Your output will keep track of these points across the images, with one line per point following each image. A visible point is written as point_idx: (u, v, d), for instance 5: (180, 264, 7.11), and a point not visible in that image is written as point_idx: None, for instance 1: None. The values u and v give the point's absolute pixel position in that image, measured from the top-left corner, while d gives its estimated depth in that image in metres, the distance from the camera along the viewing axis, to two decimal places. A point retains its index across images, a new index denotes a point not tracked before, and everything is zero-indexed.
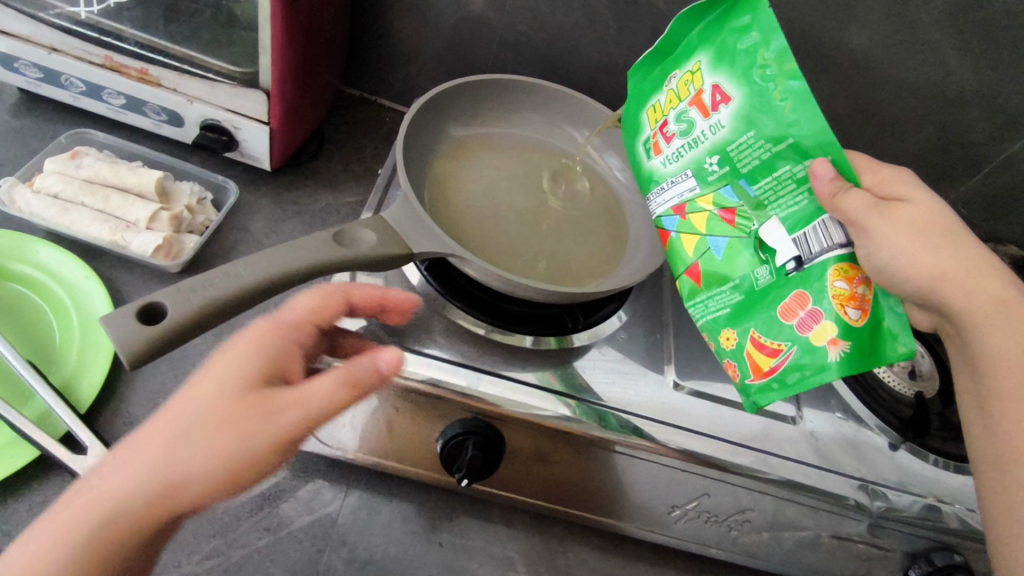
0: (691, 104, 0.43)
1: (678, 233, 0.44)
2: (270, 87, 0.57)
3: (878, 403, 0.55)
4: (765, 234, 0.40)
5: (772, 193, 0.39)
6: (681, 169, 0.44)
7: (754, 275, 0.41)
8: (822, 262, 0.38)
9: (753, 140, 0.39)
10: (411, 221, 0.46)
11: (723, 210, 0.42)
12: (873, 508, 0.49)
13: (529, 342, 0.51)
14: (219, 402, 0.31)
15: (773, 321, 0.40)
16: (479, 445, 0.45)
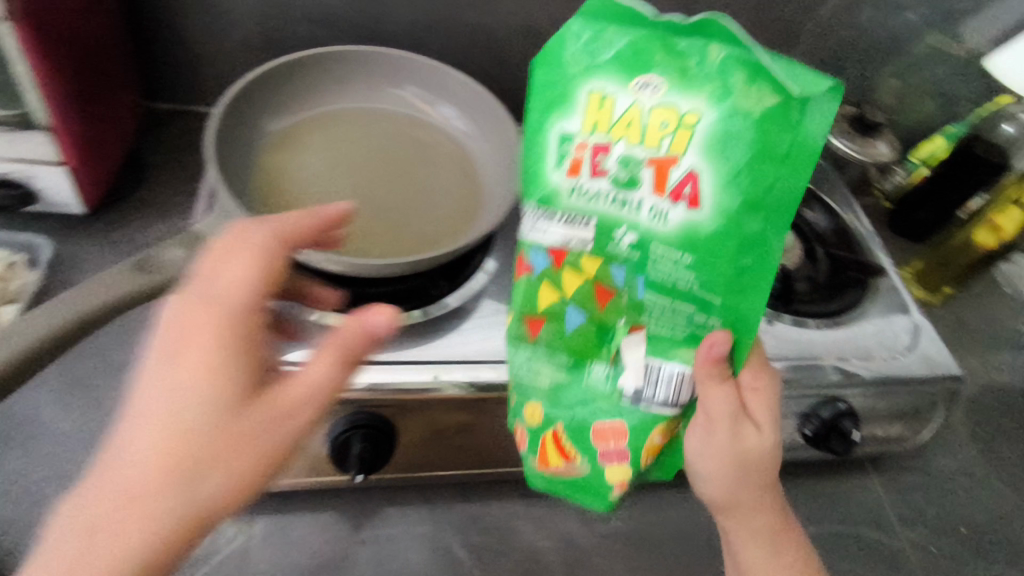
0: (651, 160, 0.39)
1: (543, 277, 0.43)
2: (50, 122, 0.51)
3: None
4: (624, 347, 0.42)
5: (658, 311, 0.41)
6: (587, 211, 0.41)
7: (588, 370, 0.43)
8: (651, 407, 0.42)
9: (681, 263, 0.40)
10: (229, 227, 0.43)
11: (602, 288, 0.42)
12: None
13: (415, 315, 0.49)
14: (212, 381, 0.32)
15: (582, 429, 0.43)
16: (365, 438, 0.46)
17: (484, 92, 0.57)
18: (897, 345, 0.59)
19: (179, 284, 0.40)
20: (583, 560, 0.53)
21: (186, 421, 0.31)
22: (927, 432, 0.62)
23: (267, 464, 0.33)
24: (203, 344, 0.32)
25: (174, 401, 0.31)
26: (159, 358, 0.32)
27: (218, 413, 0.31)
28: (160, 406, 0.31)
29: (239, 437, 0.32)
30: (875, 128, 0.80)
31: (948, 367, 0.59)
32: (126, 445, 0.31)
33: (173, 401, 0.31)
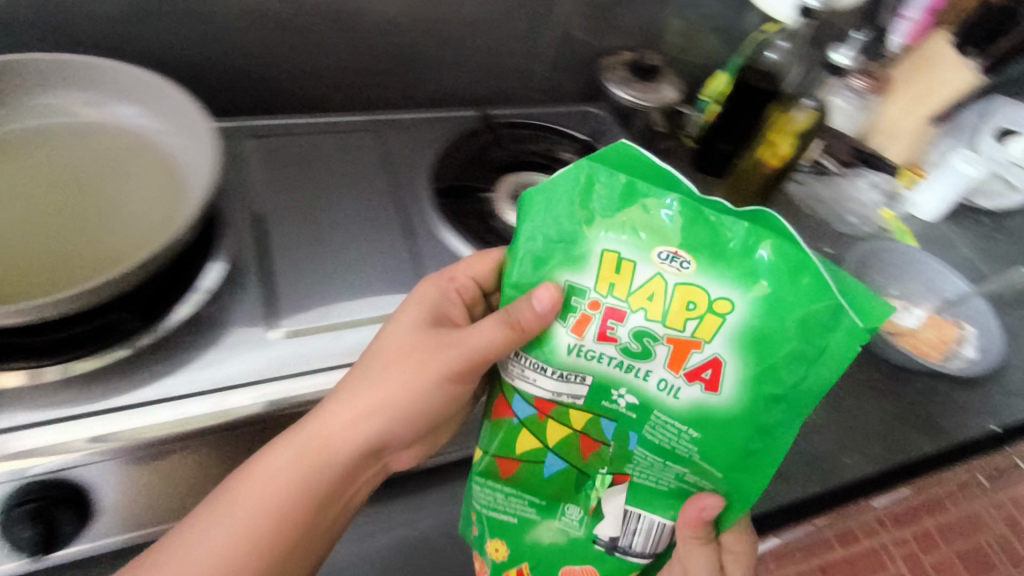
0: (670, 339, 0.39)
1: (523, 423, 0.44)
2: None
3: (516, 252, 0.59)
4: (606, 497, 0.44)
5: (642, 462, 0.43)
6: (580, 369, 0.41)
7: (563, 511, 0.45)
8: (626, 555, 0.44)
9: (693, 442, 0.41)
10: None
11: (585, 437, 0.43)
12: None
13: (84, 368, 0.42)
14: (422, 378, 0.44)
15: (551, 565, 0.46)
16: (43, 505, 0.41)
17: (154, 81, 0.53)
18: None
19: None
20: None
21: (328, 449, 0.44)
22: None
23: (344, 493, 0.48)
24: (395, 388, 0.44)
25: (286, 469, 0.43)
26: (309, 417, 0.44)
27: (419, 397, 0.45)
28: (310, 441, 0.44)
29: (362, 464, 0.47)
30: (652, 69, 0.80)
31: None
32: (246, 495, 0.43)
33: (398, 395, 0.45)
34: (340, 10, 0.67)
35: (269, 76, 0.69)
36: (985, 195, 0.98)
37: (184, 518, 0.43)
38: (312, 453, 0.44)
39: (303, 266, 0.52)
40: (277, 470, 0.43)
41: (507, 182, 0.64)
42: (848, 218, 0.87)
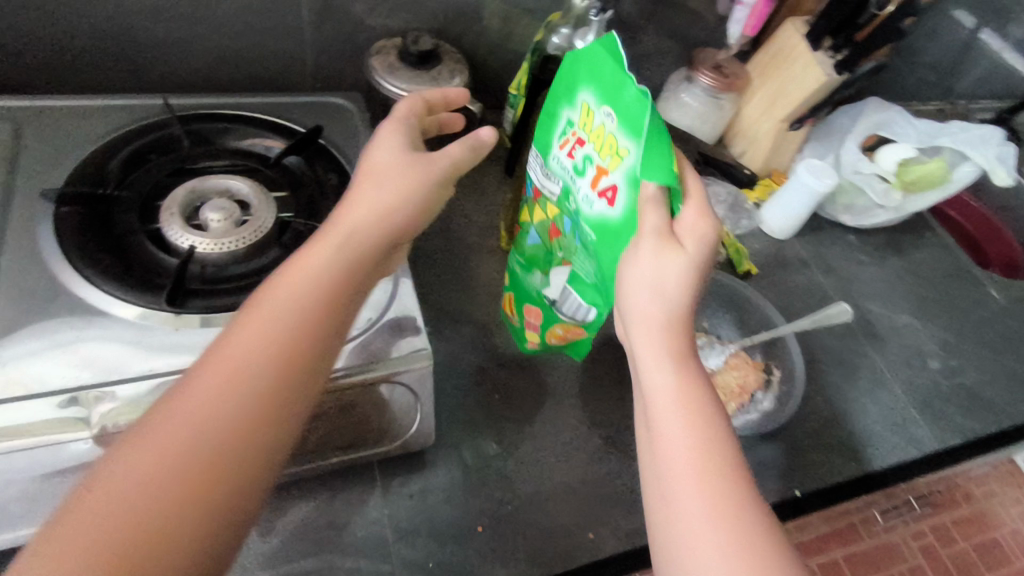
0: (598, 166, 0.48)
1: (529, 202, 0.59)
2: None
3: (146, 283, 0.47)
4: (558, 271, 0.56)
5: (576, 253, 0.54)
6: (555, 177, 0.53)
7: (532, 274, 0.59)
8: (558, 312, 0.57)
9: (588, 241, 0.51)
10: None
11: (553, 226, 0.56)
12: (93, 419, 0.40)
13: None
14: (271, 307, 0.36)
15: (525, 296, 0.60)
16: None
17: None
18: None
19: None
20: None
21: (280, 344, 0.35)
22: (415, 423, 0.51)
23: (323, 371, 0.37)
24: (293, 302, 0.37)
25: (209, 392, 0.33)
26: (169, 396, 0.33)
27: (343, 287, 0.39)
28: (213, 380, 0.33)
29: (294, 406, 0.35)
30: (429, 55, 0.66)
31: (407, 343, 0.47)
32: (147, 440, 0.31)
33: (288, 312, 0.36)
34: None
35: None
36: (848, 211, 0.85)
37: (156, 404, 0.34)
38: (285, 271, 0.39)
39: None
40: (204, 373, 0.34)
41: (183, 192, 0.53)
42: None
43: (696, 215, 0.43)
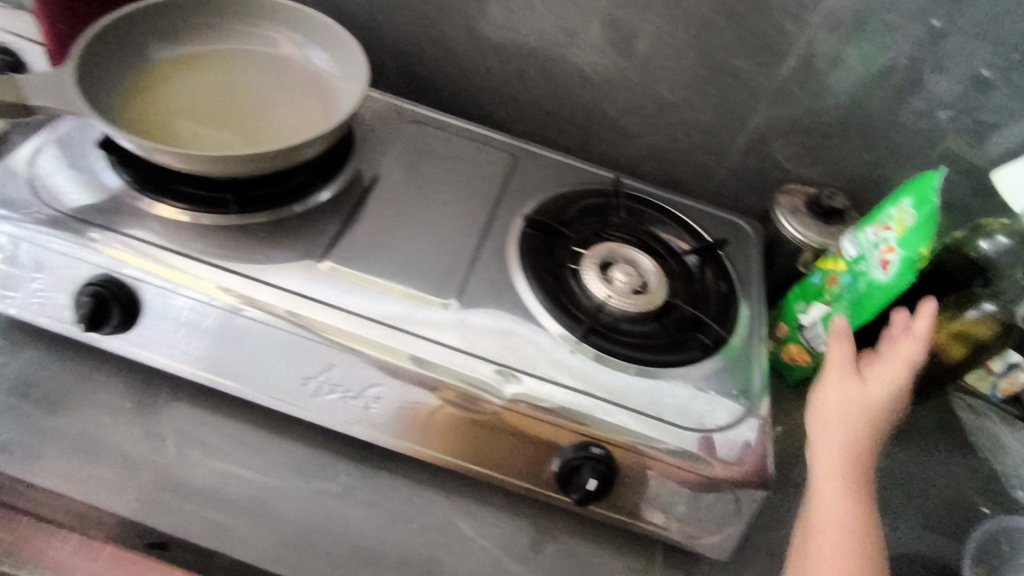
0: (889, 248, 0.59)
1: (828, 254, 0.67)
2: (34, 9, 0.64)
3: (564, 306, 0.56)
4: (817, 305, 0.65)
5: (838, 297, 0.64)
6: (853, 246, 0.63)
7: (796, 306, 0.68)
8: (804, 335, 0.66)
9: (856, 294, 0.62)
10: (42, 85, 0.49)
11: (832, 277, 0.64)
12: (506, 393, 0.50)
13: (206, 221, 0.55)
14: None
15: (787, 316, 0.68)
16: (95, 294, 0.49)
17: (348, 37, 0.59)
18: (706, 420, 0.52)
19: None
20: (270, 503, 0.51)
21: None
22: (721, 534, 0.52)
23: None
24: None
25: None
26: None
27: None
28: None
29: None
30: (835, 212, 0.71)
31: (751, 465, 0.50)
32: None
33: None
34: (541, 52, 0.73)
35: (470, 87, 0.78)
36: None
37: None
38: None
39: (378, 229, 0.58)
40: None
41: (603, 247, 0.63)
42: (1013, 492, 0.66)
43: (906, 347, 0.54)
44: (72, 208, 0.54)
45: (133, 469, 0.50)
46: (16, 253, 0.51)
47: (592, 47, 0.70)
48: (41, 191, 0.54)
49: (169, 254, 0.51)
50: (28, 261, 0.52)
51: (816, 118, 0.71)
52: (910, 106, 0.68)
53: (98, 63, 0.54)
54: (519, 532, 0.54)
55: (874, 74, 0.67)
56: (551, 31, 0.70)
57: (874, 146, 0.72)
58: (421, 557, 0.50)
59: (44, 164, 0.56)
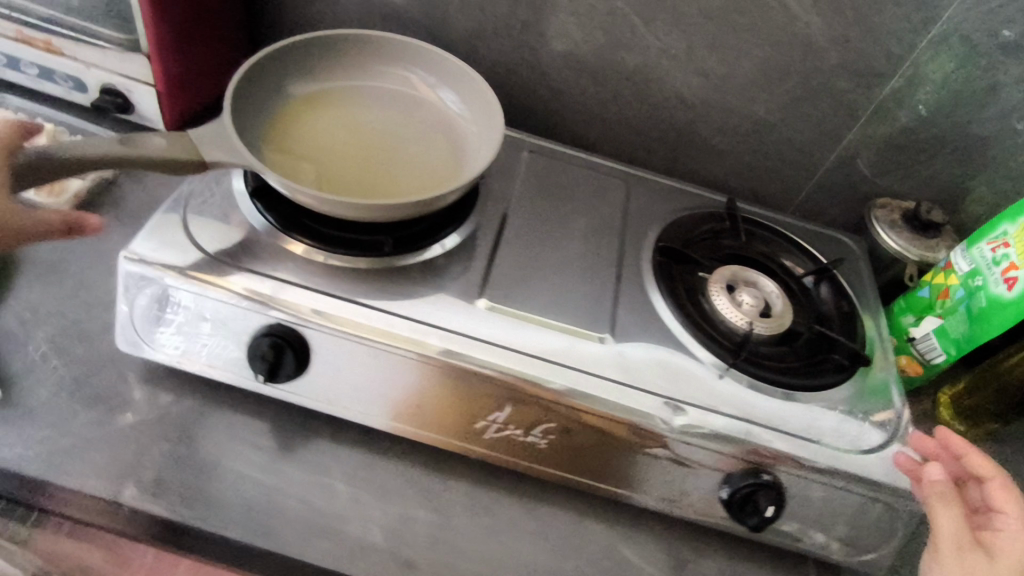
0: (1013, 264, 0.60)
1: (936, 268, 0.69)
2: (149, 51, 0.64)
3: (708, 333, 0.57)
4: (927, 318, 0.69)
5: (951, 311, 0.66)
6: (969, 260, 0.65)
7: (904, 318, 0.71)
8: (914, 346, 0.70)
9: (975, 308, 0.63)
10: (210, 139, 0.49)
11: (942, 291, 0.67)
12: (675, 426, 0.51)
13: (349, 265, 0.55)
14: None
15: (895, 328, 0.72)
16: (274, 345, 0.50)
17: (481, 79, 0.59)
18: (860, 441, 0.54)
19: (144, 169, 0.45)
20: (450, 541, 0.52)
21: None
22: (879, 550, 0.55)
23: None
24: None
25: None
26: None
27: None
28: None
29: None
30: (934, 227, 0.73)
31: None
32: None
33: None
34: (638, 75, 0.73)
35: (559, 110, 0.78)
36: None
37: None
38: None
39: (519, 266, 0.58)
40: None
41: (727, 271, 0.64)
42: None
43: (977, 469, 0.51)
44: (216, 252, 0.53)
45: (315, 515, 0.52)
46: (182, 305, 0.51)
47: (693, 71, 0.71)
48: (198, 239, 0.53)
49: (336, 301, 0.52)
50: (194, 313, 0.51)
51: (911, 135, 0.74)
52: (1007, 122, 0.70)
53: (242, 109, 0.55)
54: (678, 555, 0.56)
55: (974, 93, 0.69)
56: (653, 55, 0.71)
57: (968, 160, 0.74)
58: None
59: (189, 209, 0.56)
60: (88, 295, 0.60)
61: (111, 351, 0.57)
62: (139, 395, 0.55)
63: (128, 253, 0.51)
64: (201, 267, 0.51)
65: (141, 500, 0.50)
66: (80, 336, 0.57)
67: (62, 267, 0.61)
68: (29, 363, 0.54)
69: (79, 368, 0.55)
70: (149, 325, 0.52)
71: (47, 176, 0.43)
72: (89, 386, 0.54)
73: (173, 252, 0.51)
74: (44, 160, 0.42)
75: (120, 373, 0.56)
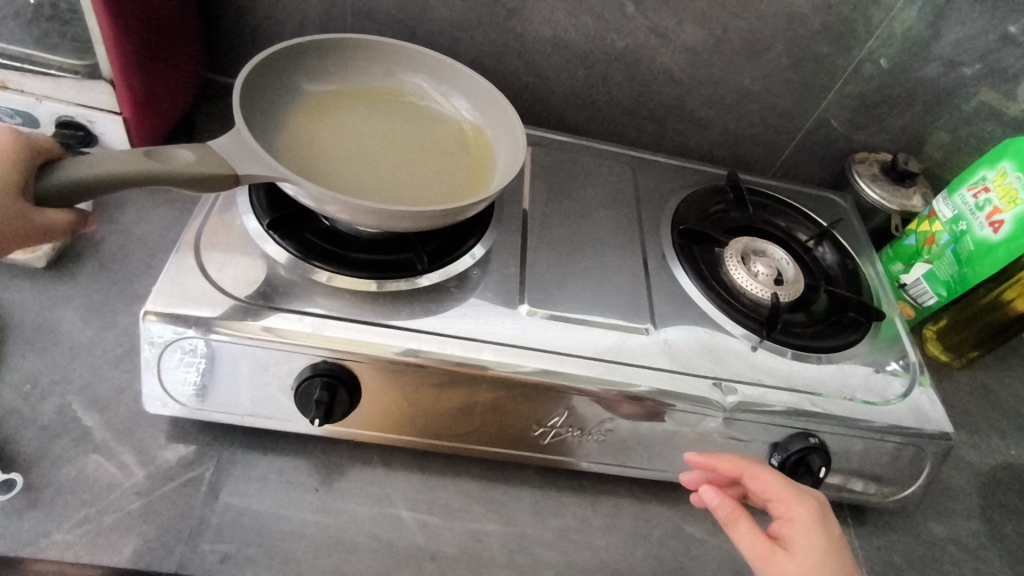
0: (995, 207, 0.65)
1: (920, 216, 0.74)
2: (113, 77, 0.58)
3: (737, 308, 0.59)
4: (916, 265, 0.73)
5: (937, 256, 0.71)
6: (951, 207, 0.69)
7: (892, 266, 0.76)
8: (906, 292, 0.75)
9: (961, 252, 0.68)
10: (237, 150, 0.47)
11: (926, 238, 0.72)
12: (727, 403, 0.53)
13: (369, 287, 0.52)
14: None
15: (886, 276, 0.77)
16: (326, 385, 0.47)
17: (491, 84, 0.62)
18: (887, 392, 0.58)
19: (165, 182, 0.43)
20: (528, 549, 0.53)
21: None
22: (911, 488, 0.59)
23: None
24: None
25: None
26: None
27: None
28: None
29: None
30: (910, 175, 0.76)
31: (937, 424, 0.57)
32: None
33: None
34: (627, 56, 0.74)
35: (548, 95, 0.78)
36: None
37: None
38: None
39: (555, 269, 0.59)
40: None
41: (738, 243, 0.66)
42: None
43: (756, 489, 0.48)
44: (246, 296, 0.49)
45: (389, 549, 0.50)
46: (215, 355, 0.48)
47: (682, 47, 0.73)
48: (219, 279, 0.50)
49: (378, 330, 0.49)
50: (228, 361, 0.48)
51: (885, 91, 0.77)
52: (974, 71, 0.75)
53: (250, 109, 0.55)
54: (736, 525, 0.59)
55: (940, 48, 0.73)
56: (643, 34, 0.72)
57: (935, 111, 0.79)
58: (672, 565, 0.55)
59: (199, 249, 0.52)
60: (88, 355, 0.54)
61: (129, 413, 0.52)
62: (171, 455, 0.51)
63: (148, 308, 0.46)
64: (228, 312, 0.47)
65: (207, 564, 0.47)
66: (90, 399, 0.52)
67: (49, 328, 0.55)
68: (42, 438, 0.49)
69: (95, 434, 0.50)
70: (180, 381, 0.49)
71: (62, 190, 0.41)
72: (111, 453, 0.50)
73: (198, 300, 0.48)
74: (61, 179, 0.41)
75: (144, 433, 0.52)
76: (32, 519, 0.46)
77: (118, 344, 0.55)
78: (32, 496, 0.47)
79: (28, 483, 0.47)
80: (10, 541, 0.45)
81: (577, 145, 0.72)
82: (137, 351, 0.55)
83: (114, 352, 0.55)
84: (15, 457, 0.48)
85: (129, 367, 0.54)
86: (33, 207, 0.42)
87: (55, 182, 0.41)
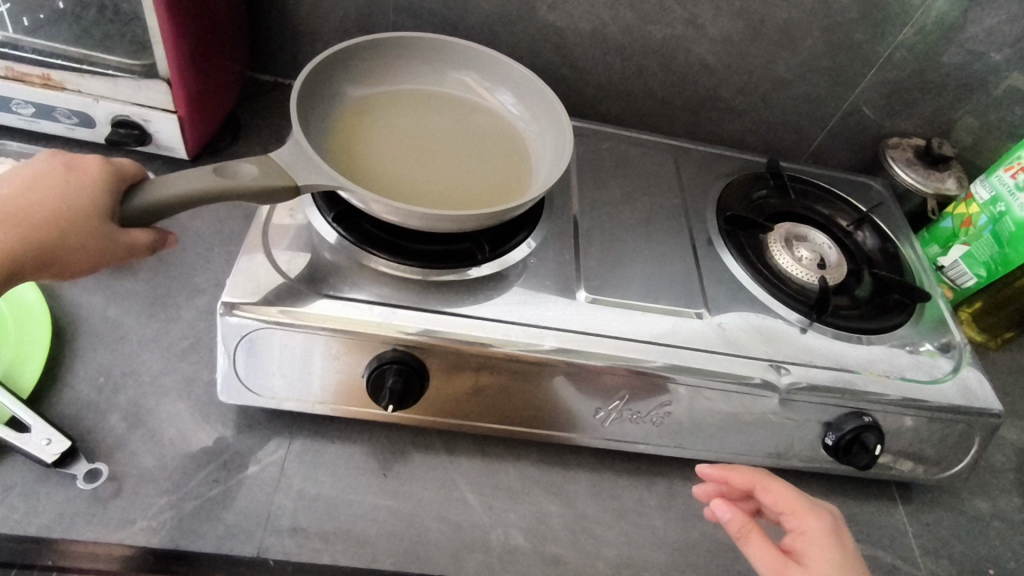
0: None
1: (958, 199, 0.75)
2: (169, 75, 0.59)
3: (784, 291, 0.60)
4: (954, 247, 0.75)
5: (976, 237, 0.72)
6: (990, 189, 0.70)
7: (930, 249, 0.78)
8: (944, 274, 0.76)
9: (1001, 233, 0.69)
10: (298, 166, 0.48)
11: (964, 220, 0.73)
12: (781, 383, 0.54)
13: (419, 275, 0.53)
14: None
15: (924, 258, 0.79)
16: (399, 372, 0.49)
17: (540, 80, 0.63)
18: (936, 370, 0.60)
19: (236, 197, 0.44)
20: (589, 530, 0.54)
21: None
22: (958, 465, 0.61)
23: None
24: (57, 185, 0.43)
25: None
26: None
27: None
28: None
29: None
30: (944, 159, 0.77)
31: (986, 402, 0.58)
32: None
33: None
34: (663, 47, 0.75)
35: (584, 87, 0.79)
36: None
37: None
38: None
39: (606, 257, 0.60)
40: None
41: (781, 228, 0.67)
42: None
43: (768, 503, 0.48)
44: (313, 286, 0.50)
45: (456, 531, 0.52)
46: (288, 345, 0.49)
47: (717, 37, 0.74)
48: (288, 272, 0.51)
49: (443, 318, 0.51)
50: (300, 349, 0.49)
51: (918, 77, 0.78)
52: (1007, 56, 0.75)
53: (306, 116, 0.56)
54: None
55: (974, 33, 0.74)
56: (680, 25, 0.73)
57: (967, 96, 0.79)
58: (728, 542, 0.56)
59: (265, 243, 0.53)
60: (156, 347, 0.56)
61: (199, 403, 0.54)
62: (241, 444, 0.52)
63: (225, 301, 0.48)
64: (301, 303, 0.49)
65: (285, 547, 0.48)
66: (163, 391, 0.53)
67: (117, 322, 0.56)
68: (120, 428, 0.51)
69: (169, 424, 0.52)
70: (253, 370, 0.50)
71: (146, 214, 0.43)
72: (186, 442, 0.51)
73: (270, 291, 0.49)
74: (142, 199, 0.43)
75: (216, 423, 0.53)
76: (117, 506, 0.47)
77: (183, 338, 0.57)
78: (116, 485, 0.48)
79: (111, 472, 0.49)
80: (99, 527, 0.46)
81: (617, 135, 0.73)
82: (202, 343, 0.57)
83: (180, 345, 0.56)
84: (96, 447, 0.49)
85: (195, 359, 0.56)
86: (118, 228, 0.44)
87: (136, 206, 0.43)
